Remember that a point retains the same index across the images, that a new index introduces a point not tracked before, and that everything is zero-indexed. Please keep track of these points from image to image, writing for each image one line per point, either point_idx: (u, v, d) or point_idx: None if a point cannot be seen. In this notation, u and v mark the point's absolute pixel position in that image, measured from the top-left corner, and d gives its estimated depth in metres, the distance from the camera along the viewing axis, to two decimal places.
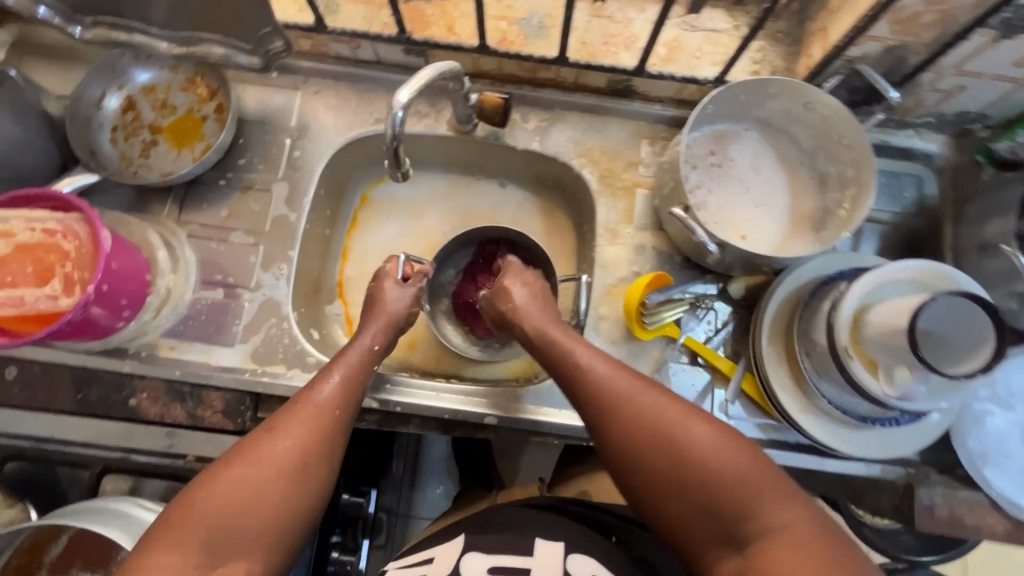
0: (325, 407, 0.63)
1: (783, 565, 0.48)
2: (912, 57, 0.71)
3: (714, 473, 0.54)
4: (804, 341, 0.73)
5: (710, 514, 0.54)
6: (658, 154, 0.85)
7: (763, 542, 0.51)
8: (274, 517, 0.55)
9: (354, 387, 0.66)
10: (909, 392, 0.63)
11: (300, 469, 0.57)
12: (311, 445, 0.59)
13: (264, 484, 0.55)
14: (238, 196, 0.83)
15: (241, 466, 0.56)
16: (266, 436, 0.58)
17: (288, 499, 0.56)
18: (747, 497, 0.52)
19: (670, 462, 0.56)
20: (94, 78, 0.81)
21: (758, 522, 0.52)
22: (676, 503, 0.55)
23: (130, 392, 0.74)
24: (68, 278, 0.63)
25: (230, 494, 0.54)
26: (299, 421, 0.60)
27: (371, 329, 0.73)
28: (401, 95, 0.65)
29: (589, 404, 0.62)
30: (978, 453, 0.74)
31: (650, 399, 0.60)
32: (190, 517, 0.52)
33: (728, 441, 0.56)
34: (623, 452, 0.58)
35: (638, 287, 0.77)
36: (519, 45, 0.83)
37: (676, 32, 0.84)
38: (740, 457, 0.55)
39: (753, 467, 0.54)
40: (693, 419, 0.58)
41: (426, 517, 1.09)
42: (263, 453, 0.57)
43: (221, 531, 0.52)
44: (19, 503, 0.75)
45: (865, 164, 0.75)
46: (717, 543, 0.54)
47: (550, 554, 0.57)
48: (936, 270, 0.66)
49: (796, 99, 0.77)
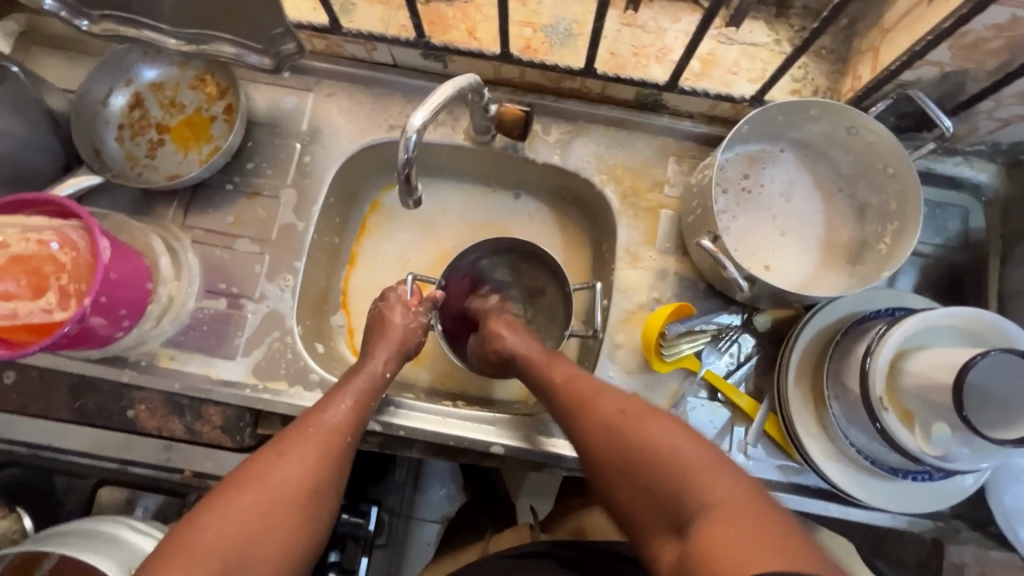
0: (333, 429, 0.61)
1: (725, 542, 0.42)
2: (971, 84, 0.66)
3: (666, 461, 0.50)
4: (834, 383, 0.68)
5: (660, 504, 0.50)
6: (686, 173, 0.81)
7: (705, 522, 0.45)
8: (286, 546, 0.53)
9: (364, 410, 0.65)
10: (950, 452, 0.58)
11: (313, 497, 0.55)
12: (323, 470, 0.57)
13: (277, 513, 0.53)
14: (245, 201, 0.80)
15: (254, 494, 0.53)
16: (275, 460, 0.55)
17: (300, 528, 0.54)
18: (696, 481, 0.48)
19: (622, 451, 0.53)
20: (101, 74, 0.79)
21: (704, 504, 0.47)
22: (629, 493, 0.52)
23: (128, 402, 0.73)
24: (64, 290, 0.61)
25: (242, 524, 0.51)
26: (310, 444, 0.58)
27: (380, 351, 0.71)
28: (416, 118, 0.61)
29: (563, 403, 0.61)
30: (1014, 512, 0.69)
31: (616, 396, 0.58)
32: (197, 548, 0.48)
33: (687, 433, 0.52)
34: (587, 449, 0.57)
35: (659, 316, 0.73)
36: (544, 54, 0.79)
37: (712, 45, 0.79)
38: (696, 446, 0.51)
39: (708, 456, 0.50)
40: (657, 413, 0.55)
41: (429, 519, 1.07)
42: (273, 477, 0.54)
43: (231, 564, 0.49)
44: (13, 512, 0.72)
45: (911, 197, 0.70)
46: (666, 533, 0.49)
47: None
48: (985, 320, 0.61)
49: (839, 123, 0.72)
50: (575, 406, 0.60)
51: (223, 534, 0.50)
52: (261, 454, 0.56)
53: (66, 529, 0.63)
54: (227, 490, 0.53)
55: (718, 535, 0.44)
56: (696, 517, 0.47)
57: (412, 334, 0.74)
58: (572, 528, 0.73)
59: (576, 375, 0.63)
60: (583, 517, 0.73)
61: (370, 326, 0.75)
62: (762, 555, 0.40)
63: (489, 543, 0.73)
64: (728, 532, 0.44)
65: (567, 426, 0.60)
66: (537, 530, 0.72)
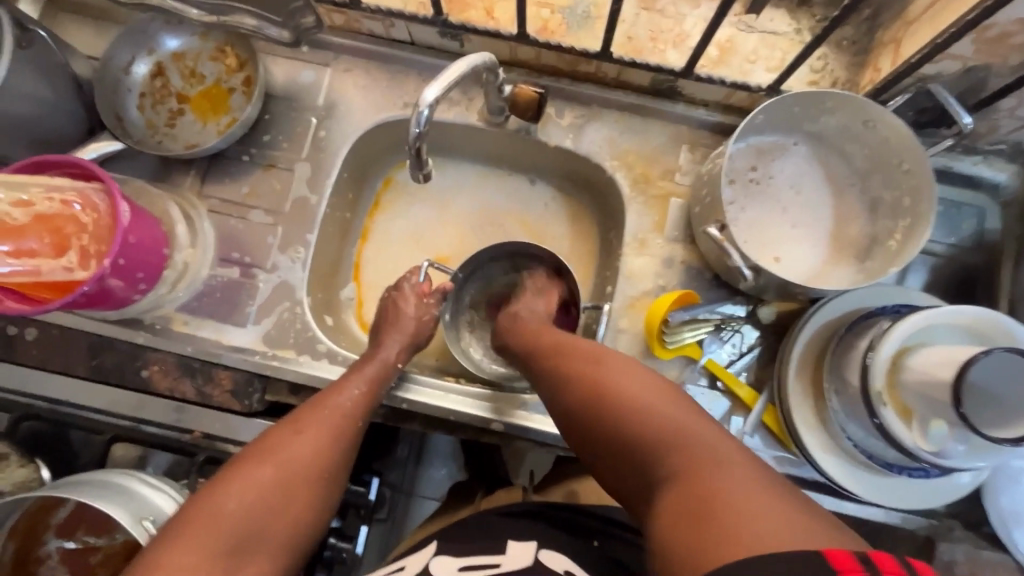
0: (344, 413, 0.63)
1: (712, 504, 0.41)
2: (992, 80, 0.64)
3: (653, 424, 0.49)
4: (834, 377, 0.69)
5: (644, 467, 0.48)
6: (698, 161, 0.80)
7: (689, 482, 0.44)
8: (297, 516, 0.55)
9: (373, 397, 0.67)
10: (946, 448, 0.58)
11: (324, 480, 0.58)
12: (332, 452, 0.60)
13: (291, 489, 0.55)
14: (260, 173, 0.82)
15: (273, 468, 0.55)
16: (289, 438, 0.58)
17: (310, 505, 0.56)
18: (682, 446, 0.46)
19: (607, 417, 0.52)
20: (125, 42, 0.80)
21: (692, 465, 0.45)
22: (616, 461, 0.51)
23: (142, 362, 0.75)
24: (85, 250, 0.63)
25: (260, 495, 0.53)
26: (323, 425, 0.61)
27: (393, 341, 0.73)
28: (429, 92, 0.62)
29: (556, 365, 0.61)
30: (1008, 514, 0.69)
31: (609, 364, 0.57)
32: (218, 516, 0.50)
33: (676, 403, 0.51)
34: (572, 415, 0.56)
35: (663, 303, 0.73)
36: (560, 35, 0.78)
37: (731, 32, 0.78)
38: (689, 414, 0.49)
39: (701, 426, 0.48)
40: (645, 381, 0.53)
41: (431, 497, 1.10)
42: (288, 454, 0.57)
43: (248, 532, 0.51)
44: (31, 462, 0.73)
45: (924, 194, 0.69)
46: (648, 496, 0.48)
47: (521, 552, 0.56)
48: (988, 319, 0.61)
49: (855, 116, 0.71)
50: (564, 372, 0.60)
51: (242, 505, 0.52)
52: (277, 431, 0.59)
53: (72, 478, 0.67)
54: (246, 462, 0.55)
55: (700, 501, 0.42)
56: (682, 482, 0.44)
57: (424, 326, 0.76)
58: (564, 491, 0.72)
59: (567, 346, 0.63)
60: (575, 482, 0.73)
61: (381, 313, 0.77)
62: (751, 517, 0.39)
63: (481, 503, 0.74)
64: (710, 494, 0.42)
65: (554, 395, 0.60)
66: (529, 491, 0.72)
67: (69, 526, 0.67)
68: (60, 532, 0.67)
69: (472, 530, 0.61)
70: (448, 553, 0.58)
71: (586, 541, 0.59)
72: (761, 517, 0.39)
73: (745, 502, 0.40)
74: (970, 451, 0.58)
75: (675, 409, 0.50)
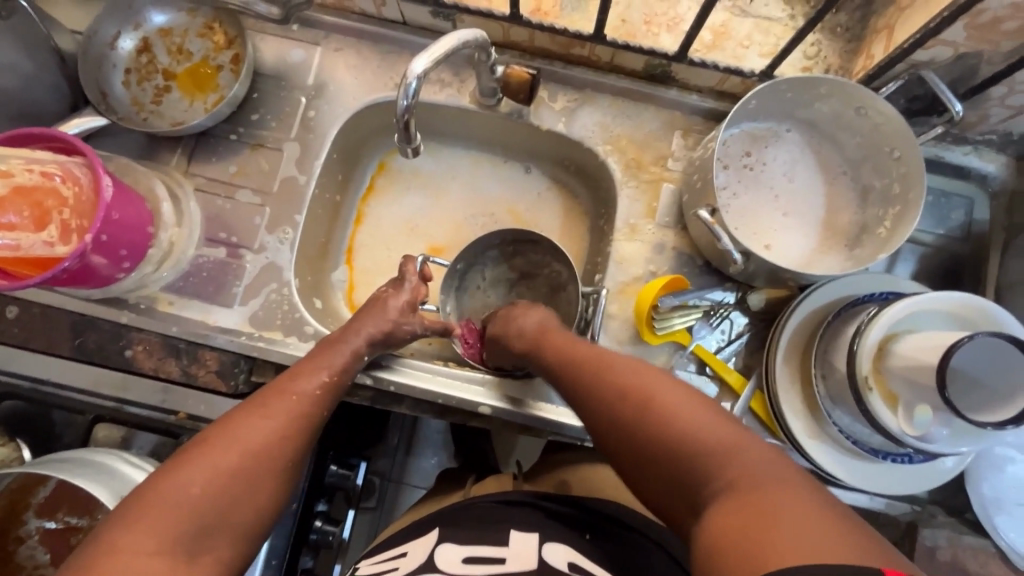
0: (312, 399, 0.62)
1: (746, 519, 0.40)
2: (985, 67, 0.65)
3: (679, 433, 0.47)
4: (822, 362, 0.69)
5: (677, 479, 0.47)
6: (691, 148, 0.80)
7: (723, 498, 0.43)
8: (262, 505, 0.54)
9: (341, 385, 0.66)
10: (930, 433, 0.58)
11: (290, 466, 0.57)
12: (297, 436, 0.58)
13: (258, 475, 0.54)
14: (248, 153, 0.80)
15: (239, 456, 0.53)
16: (252, 421, 0.56)
17: (276, 492, 0.55)
18: (713, 458, 0.45)
19: (626, 428, 0.51)
20: (109, 16, 0.78)
21: (733, 479, 0.43)
22: (644, 468, 0.49)
23: (126, 342, 0.74)
24: (66, 225, 0.62)
25: (225, 480, 0.52)
26: (286, 409, 0.59)
27: (365, 330, 0.70)
28: (417, 64, 0.61)
29: (573, 371, 0.60)
30: (991, 500, 0.70)
31: (631, 365, 0.56)
32: (173, 503, 0.49)
33: (704, 407, 0.49)
34: (593, 423, 0.55)
35: (653, 288, 0.73)
36: (554, 17, 0.78)
37: (725, 17, 0.78)
38: (714, 419, 0.48)
39: (725, 430, 0.46)
40: (669, 384, 0.52)
41: (419, 485, 1.09)
42: (255, 439, 0.55)
43: (209, 522, 0.50)
44: (11, 442, 0.74)
45: (914, 181, 0.69)
46: (685, 513, 0.46)
47: (525, 545, 0.55)
48: (976, 306, 0.61)
49: (847, 102, 0.71)
50: (586, 371, 0.58)
51: (205, 493, 0.50)
52: (242, 413, 0.57)
53: (53, 457, 0.66)
54: (210, 446, 0.53)
55: (733, 515, 0.41)
56: (714, 497, 0.44)
57: (400, 333, 0.74)
58: (555, 481, 0.71)
59: (586, 348, 0.62)
60: (568, 472, 0.72)
61: (367, 304, 0.75)
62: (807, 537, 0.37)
63: (471, 488, 0.73)
64: (750, 508, 0.40)
65: (576, 397, 0.58)
66: (519, 480, 0.72)
67: (51, 505, 0.66)
68: (40, 512, 0.66)
69: (472, 518, 0.60)
70: (451, 540, 0.57)
71: (576, 532, 0.58)
72: (799, 533, 0.37)
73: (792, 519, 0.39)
74: (954, 435, 0.59)
75: (696, 415, 0.48)
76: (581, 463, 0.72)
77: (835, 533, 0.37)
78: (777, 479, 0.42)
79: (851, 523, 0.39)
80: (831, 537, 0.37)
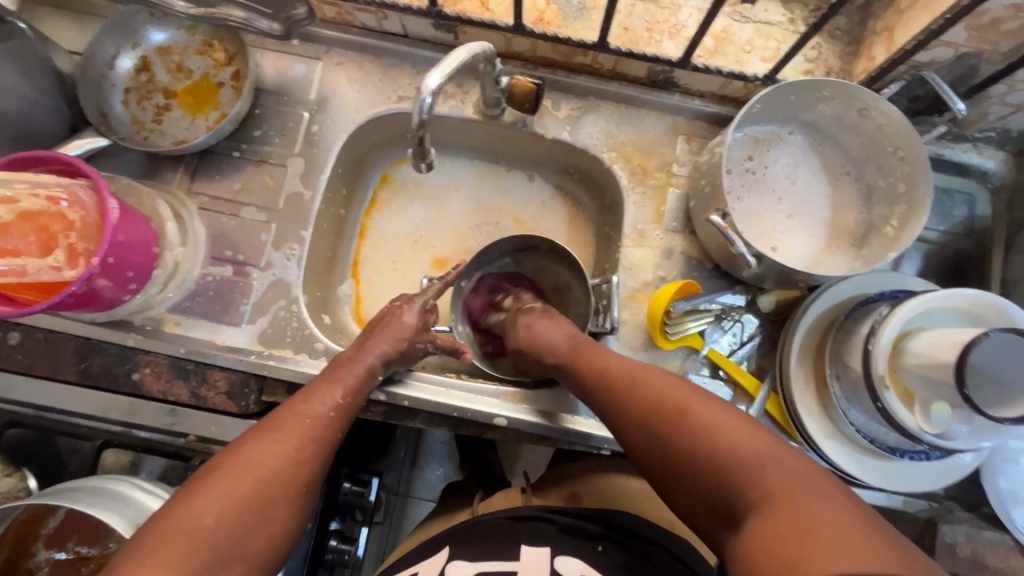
0: (325, 421, 0.61)
1: (787, 536, 0.39)
2: (985, 66, 0.66)
3: (716, 447, 0.46)
4: (836, 363, 0.69)
5: (715, 495, 0.46)
6: (696, 152, 0.81)
7: (760, 514, 0.42)
8: (275, 534, 0.52)
9: (354, 406, 0.65)
10: (949, 430, 0.59)
11: (304, 491, 0.56)
12: (311, 460, 0.57)
13: (271, 502, 0.53)
14: (252, 169, 0.80)
15: (253, 483, 0.52)
16: (266, 445, 0.55)
17: (289, 519, 0.54)
18: (749, 473, 0.44)
19: (662, 443, 0.50)
20: (108, 36, 0.78)
21: (775, 492, 0.42)
22: (679, 482, 0.49)
23: (133, 365, 0.72)
24: (72, 249, 0.61)
25: (239, 509, 0.50)
26: (301, 432, 0.58)
27: (379, 348, 0.70)
28: (430, 78, 0.61)
29: (604, 387, 0.59)
30: (1007, 494, 0.71)
31: (663, 377, 0.55)
32: (186, 535, 0.47)
33: (741, 420, 0.48)
34: (627, 438, 0.54)
35: (665, 293, 0.73)
36: (556, 26, 0.78)
37: (726, 22, 0.78)
38: (752, 433, 0.47)
39: (763, 443, 0.46)
40: (703, 398, 0.51)
41: (426, 498, 1.08)
42: (269, 465, 0.54)
43: (222, 553, 0.48)
44: (19, 471, 0.72)
45: (919, 180, 0.70)
46: (721, 527, 0.46)
47: (535, 560, 0.56)
48: (986, 302, 0.62)
49: (851, 104, 0.71)
50: (617, 388, 0.58)
51: (219, 522, 0.49)
52: (254, 437, 0.56)
53: (61, 487, 0.64)
54: (223, 473, 0.52)
55: (770, 531, 0.40)
56: (751, 509, 0.43)
57: (414, 351, 0.74)
58: (564, 493, 0.71)
59: (618, 361, 0.61)
60: (578, 484, 0.71)
61: (379, 318, 0.75)
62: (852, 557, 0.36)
63: (478, 506, 0.72)
64: (783, 528, 0.40)
65: (610, 413, 0.58)
66: (528, 493, 0.71)
67: (61, 535, 0.65)
68: (50, 543, 0.65)
69: (485, 535, 0.60)
70: (462, 556, 0.58)
71: (588, 545, 0.58)
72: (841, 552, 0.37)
73: (833, 539, 0.38)
74: (973, 431, 0.59)
75: (733, 428, 0.47)
76: (595, 475, 0.72)
77: (865, 550, 0.37)
78: (811, 493, 0.42)
79: (884, 540, 0.38)
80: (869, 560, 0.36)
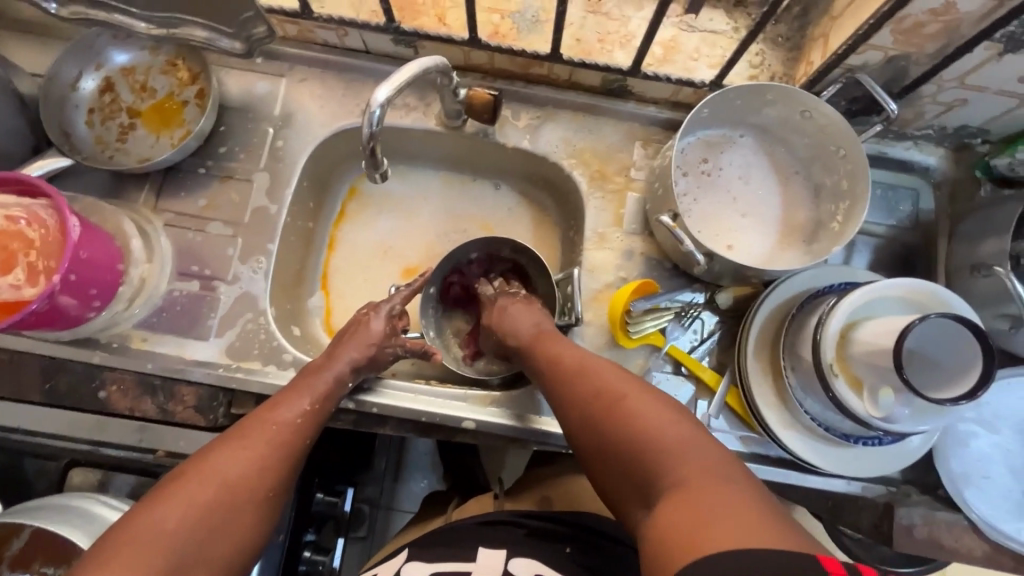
0: (293, 428, 0.61)
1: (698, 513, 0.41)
2: (913, 68, 0.69)
3: (643, 436, 0.49)
4: (791, 355, 0.71)
5: (637, 481, 0.48)
6: (652, 157, 0.83)
7: (673, 496, 0.44)
8: (239, 539, 0.53)
9: (323, 412, 0.66)
10: (892, 414, 0.61)
11: (271, 495, 0.56)
12: (279, 466, 0.58)
13: (237, 505, 0.53)
14: (218, 185, 0.81)
15: (215, 489, 0.53)
16: (231, 452, 0.56)
17: (254, 525, 0.54)
18: (668, 460, 0.46)
19: (599, 431, 0.52)
20: (70, 58, 0.79)
21: (688, 477, 0.44)
22: (611, 468, 0.51)
23: (99, 383, 0.73)
24: (32, 267, 0.62)
25: (203, 513, 0.51)
26: (266, 439, 0.58)
27: (347, 356, 0.71)
28: (379, 92, 0.63)
29: (553, 378, 0.61)
30: (960, 475, 0.74)
31: (611, 368, 0.57)
32: (149, 539, 0.48)
33: (673, 413, 0.50)
34: (569, 426, 0.56)
35: (624, 294, 0.76)
36: (511, 39, 0.81)
37: (674, 32, 0.82)
38: (680, 422, 0.49)
39: (687, 434, 0.48)
40: (642, 389, 0.53)
41: (408, 510, 1.09)
42: (233, 471, 0.54)
43: (185, 558, 0.49)
44: None
45: (859, 177, 0.73)
46: (638, 508, 0.48)
47: (495, 559, 0.57)
48: (928, 291, 0.65)
49: (793, 107, 0.75)
50: (564, 375, 0.60)
51: (182, 527, 0.49)
52: (220, 445, 0.56)
53: (28, 506, 0.66)
54: (186, 479, 0.53)
55: (677, 515, 0.42)
56: (663, 494, 0.45)
57: (382, 357, 0.74)
58: (537, 497, 0.71)
59: (571, 353, 0.62)
60: (550, 488, 0.73)
61: (348, 327, 0.75)
62: (741, 530, 0.39)
63: (452, 512, 0.73)
64: (690, 509, 0.42)
65: (554, 400, 0.60)
66: (501, 498, 0.71)
67: (26, 555, 0.62)
68: (16, 563, 0.62)
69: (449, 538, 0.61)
70: (420, 558, 0.59)
71: (556, 546, 0.59)
72: (739, 528, 0.39)
73: (741, 516, 0.40)
74: (917, 414, 0.61)
75: (663, 420, 0.49)
76: (564, 477, 0.73)
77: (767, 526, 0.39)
78: (716, 480, 0.44)
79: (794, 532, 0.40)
80: (768, 533, 0.38)
